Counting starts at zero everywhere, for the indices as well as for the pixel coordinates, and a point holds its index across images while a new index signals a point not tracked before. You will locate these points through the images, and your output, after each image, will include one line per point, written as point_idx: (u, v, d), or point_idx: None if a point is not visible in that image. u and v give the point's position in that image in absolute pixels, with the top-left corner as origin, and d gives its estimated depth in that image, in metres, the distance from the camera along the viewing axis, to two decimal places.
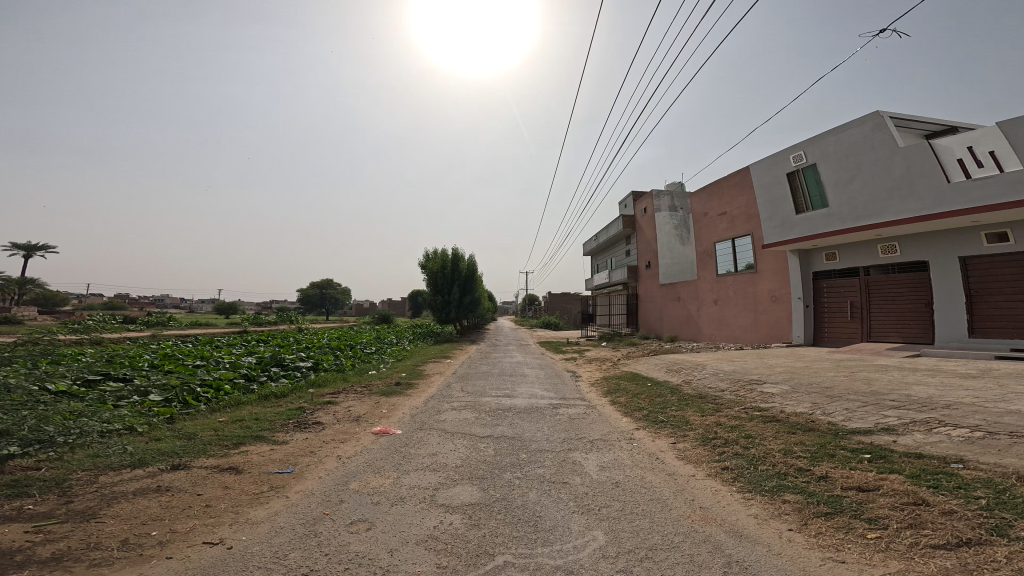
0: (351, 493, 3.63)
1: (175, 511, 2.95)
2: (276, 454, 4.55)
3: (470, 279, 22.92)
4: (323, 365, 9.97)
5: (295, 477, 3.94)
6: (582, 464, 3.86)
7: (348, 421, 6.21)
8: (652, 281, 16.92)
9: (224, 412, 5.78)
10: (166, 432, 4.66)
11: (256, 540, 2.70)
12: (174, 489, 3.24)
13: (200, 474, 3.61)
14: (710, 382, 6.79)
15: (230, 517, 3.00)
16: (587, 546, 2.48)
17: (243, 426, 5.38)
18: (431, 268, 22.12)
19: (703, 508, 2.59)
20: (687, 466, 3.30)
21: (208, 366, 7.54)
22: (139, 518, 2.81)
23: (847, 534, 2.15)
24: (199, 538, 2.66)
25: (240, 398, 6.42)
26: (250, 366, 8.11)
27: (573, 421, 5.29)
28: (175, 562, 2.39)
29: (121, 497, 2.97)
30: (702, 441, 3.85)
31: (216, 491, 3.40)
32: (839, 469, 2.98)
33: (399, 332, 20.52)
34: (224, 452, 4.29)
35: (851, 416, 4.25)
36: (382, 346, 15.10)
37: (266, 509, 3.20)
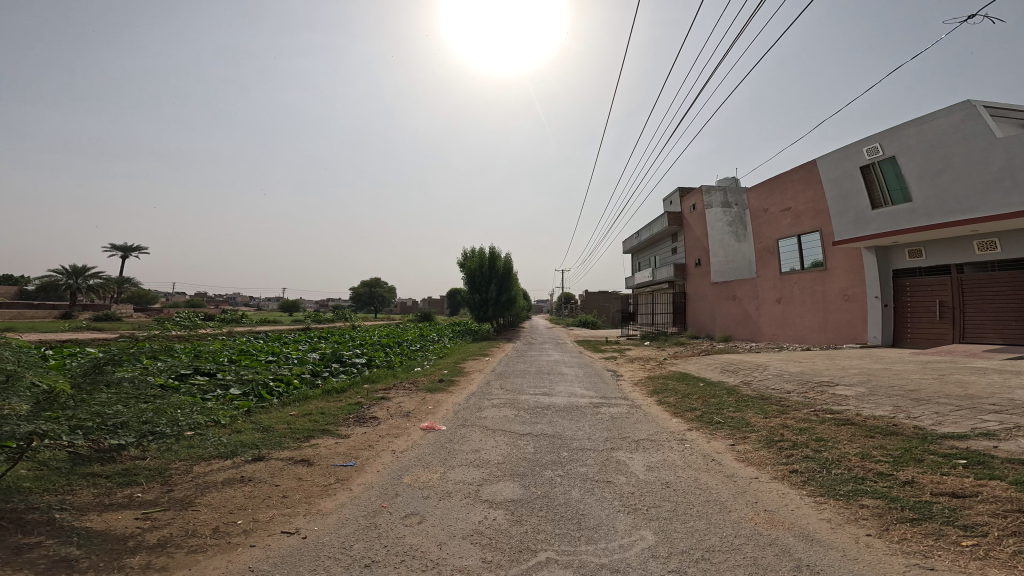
0: (404, 487, 3.81)
1: (256, 501, 3.27)
2: (340, 447, 4.86)
3: (507, 277, 23.10)
4: (376, 361, 10.47)
5: (357, 470, 4.19)
6: (627, 463, 3.83)
7: (399, 416, 6.50)
8: (703, 279, 16.31)
9: (294, 406, 6.26)
10: (247, 424, 5.19)
11: (326, 531, 2.92)
12: (254, 480, 3.65)
13: (277, 466, 4.04)
14: (774, 383, 6.47)
15: (304, 507, 3.27)
16: (634, 546, 2.48)
17: (311, 420, 5.79)
18: (469, 267, 22.48)
19: (768, 511, 2.52)
20: (748, 469, 3.20)
21: (280, 361, 8.21)
22: (228, 506, 3.13)
23: (938, 541, 2.02)
24: (278, 528, 2.91)
25: (307, 392, 6.91)
26: (314, 362, 8.73)
27: (616, 420, 5.24)
28: (259, 549, 2.62)
29: (212, 488, 3.40)
30: (766, 443, 3.71)
31: (289, 482, 3.72)
32: (928, 474, 2.79)
33: (440, 330, 21.15)
34: (296, 445, 4.69)
35: (943, 420, 3.94)
36: (425, 344, 15.57)
37: (334, 500, 3.44)
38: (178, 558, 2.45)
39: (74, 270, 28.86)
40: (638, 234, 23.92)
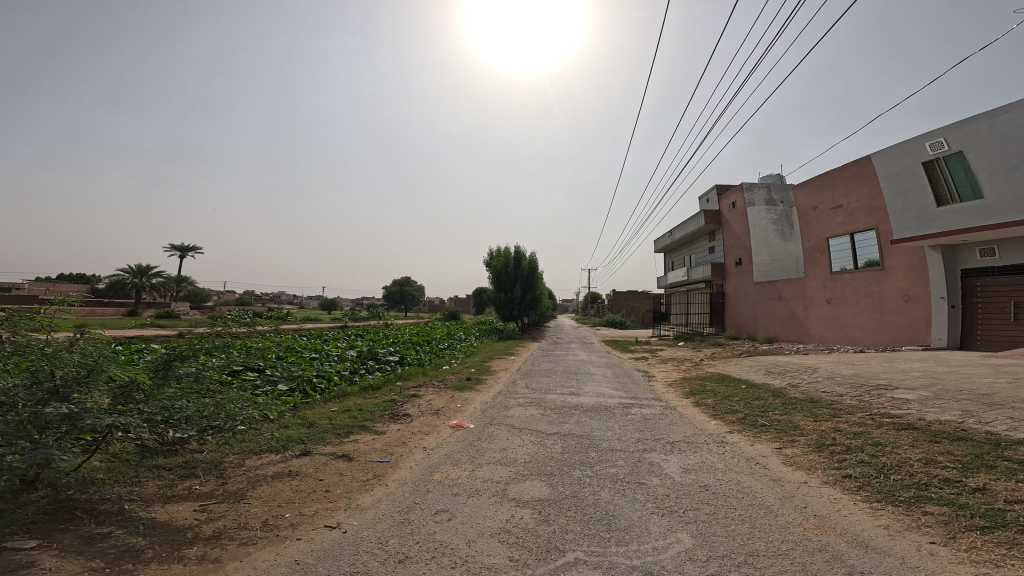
0: (436, 484, 3.91)
1: (302, 495, 3.45)
2: (377, 444, 5.04)
3: (534, 276, 23.12)
4: (408, 359, 10.77)
5: (392, 466, 4.34)
6: (661, 465, 3.79)
7: (429, 414, 6.65)
8: (743, 279, 15.77)
9: (335, 402, 6.56)
10: (293, 420, 5.54)
11: (364, 526, 3.05)
12: (300, 475, 3.87)
13: (321, 461, 4.27)
14: (824, 386, 6.20)
15: (344, 502, 3.42)
16: (670, 548, 2.47)
17: (350, 415, 6.05)
18: (495, 267, 22.69)
19: (817, 516, 2.44)
20: (797, 473, 3.10)
21: (322, 358, 8.63)
22: (276, 500, 3.33)
23: (1011, 550, 1.92)
24: (321, 522, 3.07)
25: (346, 389, 7.24)
26: (352, 359, 9.12)
27: (649, 421, 5.17)
28: (303, 543, 2.77)
29: (262, 482, 3.62)
30: (817, 447, 3.59)
31: (332, 477, 3.91)
32: (1001, 481, 2.62)
33: (467, 328, 21.51)
34: (338, 440, 4.95)
35: (1019, 426, 3.68)
36: (453, 342, 15.85)
37: (371, 496, 3.58)
38: (230, 550, 2.62)
39: (138, 270, 31.32)
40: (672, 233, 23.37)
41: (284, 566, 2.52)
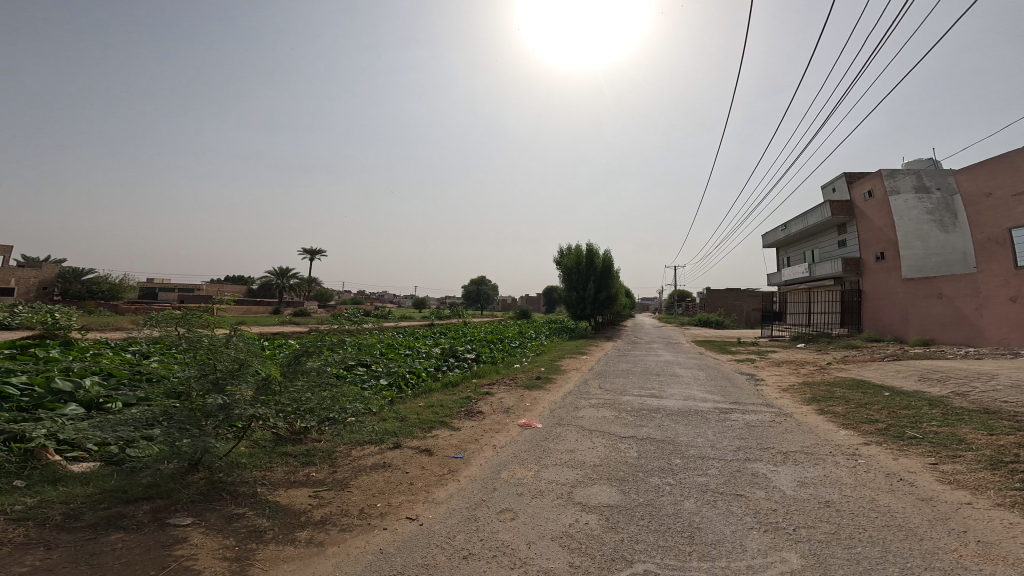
0: (502, 482, 4.07)
1: (392, 487, 3.85)
2: (453, 440, 5.38)
3: (607, 276, 22.59)
4: (482, 357, 11.26)
5: (465, 462, 4.61)
6: (767, 477, 3.53)
7: (500, 412, 6.88)
8: (886, 275, 13.91)
9: (423, 398, 7.24)
10: (391, 413, 6.26)
11: (438, 519, 3.31)
12: (392, 467, 4.31)
13: (409, 455, 4.71)
14: (1003, 397, 5.26)
15: (424, 495, 3.74)
16: (770, 569, 2.31)
17: (434, 410, 6.57)
18: (565, 267, 22.63)
19: (981, 543, 2.16)
20: (956, 494, 2.72)
21: (414, 354, 9.50)
22: (372, 489, 3.76)
23: None
24: (404, 513, 3.39)
25: (431, 386, 7.92)
26: (436, 356, 9.85)
27: (753, 428, 4.84)
28: (388, 533, 3.09)
29: (362, 473, 4.10)
30: (989, 464, 3.12)
31: (415, 470, 4.30)
32: None
33: (537, 327, 21.85)
34: (423, 435, 5.42)
35: None
36: (524, 341, 16.18)
37: (445, 490, 3.85)
38: (332, 535, 2.98)
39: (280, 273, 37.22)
40: (784, 228, 21.39)
41: (372, 553, 2.82)
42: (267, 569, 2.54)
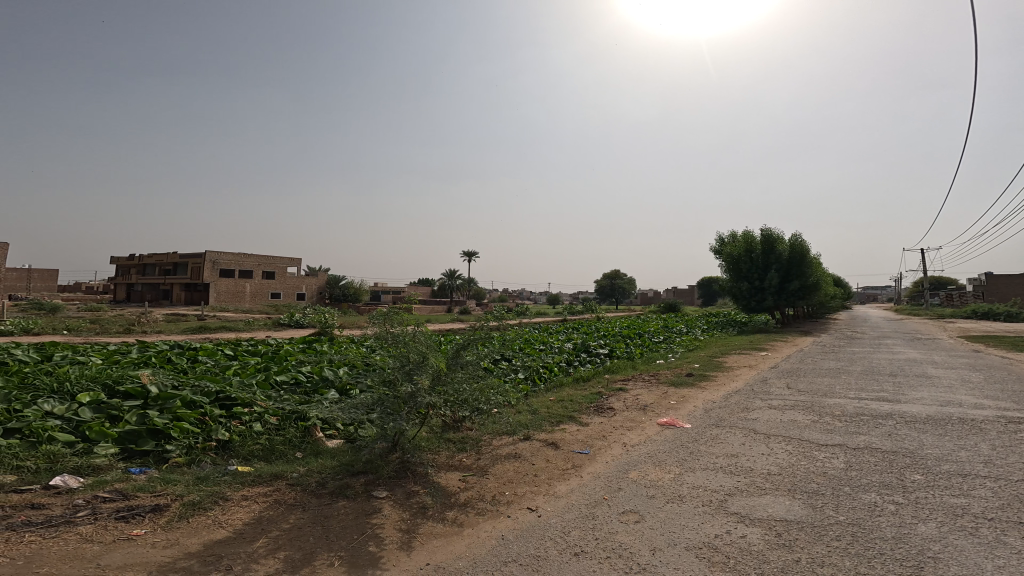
0: (628, 482, 4.15)
1: (519, 477, 4.45)
2: (580, 435, 5.71)
3: (797, 263, 18.51)
4: (617, 352, 11.10)
5: (590, 459, 4.88)
6: None
7: (636, 410, 6.79)
8: None
9: (554, 392, 7.77)
10: (524, 405, 7.00)
11: (557, 512, 3.65)
12: (521, 458, 4.98)
13: (537, 447, 5.31)
14: None
15: (546, 488, 4.17)
16: None
17: (563, 405, 7.00)
18: (730, 254, 19.46)
19: None
20: None
21: (547, 350, 10.20)
22: (503, 478, 4.45)
23: None
24: (525, 503, 3.87)
25: (561, 380, 8.41)
26: (569, 351, 10.29)
27: None
28: (511, 520, 3.58)
29: (499, 462, 4.87)
30: None
31: (541, 462, 4.84)
32: None
33: (689, 321, 19.74)
34: (551, 428, 5.97)
35: None
36: (670, 335, 15.02)
37: (567, 486, 4.21)
38: (469, 518, 3.60)
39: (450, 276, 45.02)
40: None
41: (495, 538, 3.29)
42: (423, 542, 3.18)
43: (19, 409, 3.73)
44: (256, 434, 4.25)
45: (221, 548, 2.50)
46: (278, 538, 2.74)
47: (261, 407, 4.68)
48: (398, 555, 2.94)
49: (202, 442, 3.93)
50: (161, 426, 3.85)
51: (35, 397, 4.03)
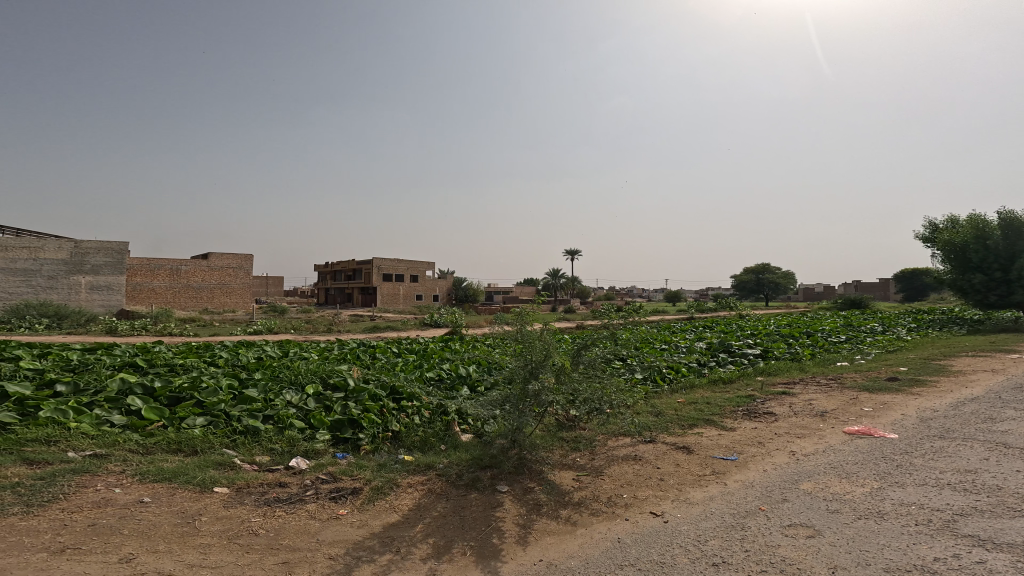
0: (798, 494, 3.93)
1: (640, 480, 4.59)
2: (723, 440, 5.53)
3: None
4: (774, 353, 10.02)
5: (736, 466, 4.72)
6: None
7: (807, 416, 6.16)
8: None
9: (682, 394, 7.54)
10: (647, 406, 6.91)
11: (686, 520, 3.70)
12: (644, 460, 5.10)
13: (662, 450, 5.35)
14: None
15: (674, 493, 4.24)
16: None
17: (696, 408, 6.78)
18: (948, 242, 15.03)
19: None
20: None
21: (671, 349, 10.00)
22: (621, 480, 4.63)
23: None
24: (647, 508, 4.00)
25: (693, 381, 8.10)
26: (702, 351, 9.83)
27: None
28: (628, 524, 3.75)
29: (614, 463, 5.06)
30: None
31: (667, 467, 4.87)
32: None
33: (882, 318, 16.11)
34: (681, 433, 5.88)
35: None
36: (846, 332, 12.62)
37: (703, 493, 4.19)
38: (583, 518, 3.88)
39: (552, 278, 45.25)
40: None
41: (609, 540, 3.51)
42: (537, 538, 3.58)
43: (273, 399, 5.42)
44: (415, 427, 5.46)
45: (393, 531, 3.29)
46: (430, 524, 3.48)
47: (419, 402, 5.94)
48: (515, 549, 3.38)
49: (380, 432, 5.20)
50: (355, 418, 5.21)
51: (281, 388, 5.78)
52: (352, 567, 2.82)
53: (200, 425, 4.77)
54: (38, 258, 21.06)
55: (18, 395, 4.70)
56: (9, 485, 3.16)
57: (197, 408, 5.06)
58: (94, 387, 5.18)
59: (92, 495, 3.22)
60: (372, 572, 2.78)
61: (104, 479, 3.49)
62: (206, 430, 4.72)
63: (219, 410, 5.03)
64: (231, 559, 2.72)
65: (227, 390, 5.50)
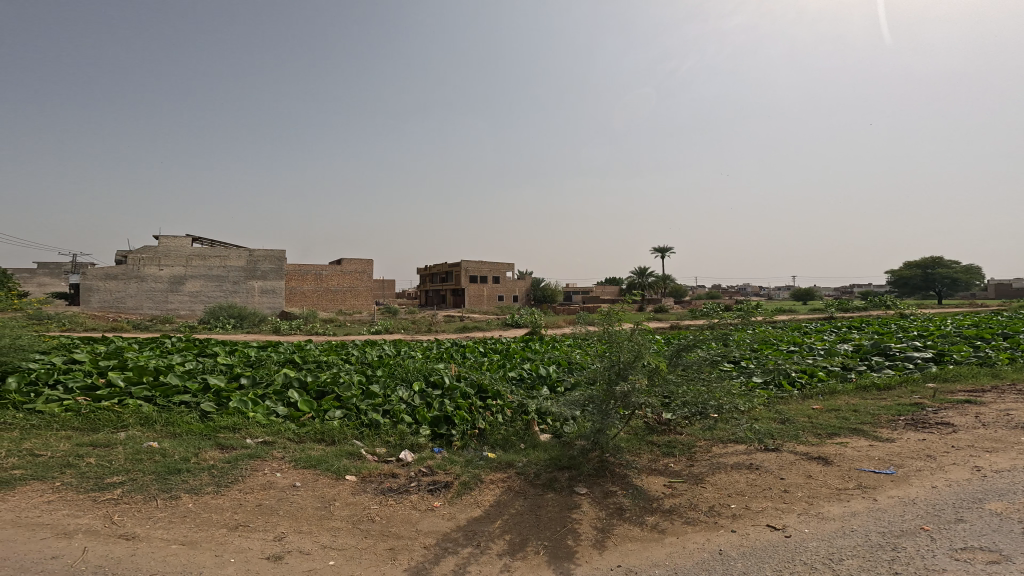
0: (980, 514, 3.47)
1: (756, 490, 4.30)
2: (874, 452, 4.95)
3: None
4: (954, 357, 8.49)
5: (893, 481, 4.20)
6: None
7: (1003, 429, 5.17)
8: None
9: (819, 400, 6.89)
10: (770, 412, 6.39)
11: (815, 537, 3.43)
12: (762, 470, 4.74)
13: (789, 460, 4.92)
14: None
15: (802, 507, 3.93)
16: None
17: (839, 416, 6.11)
18: None
19: None
20: None
21: (804, 353, 9.39)
22: (728, 490, 4.38)
23: None
24: (763, 521, 3.76)
25: (834, 387, 7.34)
26: (846, 355, 9.00)
27: None
28: (736, 536, 3.57)
29: (721, 471, 4.81)
30: None
31: (794, 478, 4.49)
32: None
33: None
34: (815, 442, 5.35)
35: None
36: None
37: (843, 507, 3.83)
38: (674, 527, 3.79)
39: (641, 277, 43.29)
40: None
41: (709, 551, 3.38)
42: (617, 543, 3.59)
43: (390, 394, 6.31)
44: (499, 425, 5.90)
45: (475, 525, 3.67)
46: (508, 521, 3.79)
47: (503, 401, 6.35)
48: (590, 553, 3.46)
49: (469, 429, 5.71)
50: (449, 414, 5.80)
51: (395, 385, 6.64)
52: (440, 557, 3.23)
53: (337, 417, 5.80)
54: (226, 265, 26.84)
55: (216, 387, 6.06)
56: (211, 465, 4.27)
57: (336, 401, 6.13)
58: (265, 382, 6.44)
59: (261, 478, 4.18)
60: (454, 563, 3.17)
61: (270, 463, 4.50)
62: (343, 422, 5.75)
63: (352, 404, 6.07)
64: (352, 542, 3.31)
65: (358, 385, 6.54)
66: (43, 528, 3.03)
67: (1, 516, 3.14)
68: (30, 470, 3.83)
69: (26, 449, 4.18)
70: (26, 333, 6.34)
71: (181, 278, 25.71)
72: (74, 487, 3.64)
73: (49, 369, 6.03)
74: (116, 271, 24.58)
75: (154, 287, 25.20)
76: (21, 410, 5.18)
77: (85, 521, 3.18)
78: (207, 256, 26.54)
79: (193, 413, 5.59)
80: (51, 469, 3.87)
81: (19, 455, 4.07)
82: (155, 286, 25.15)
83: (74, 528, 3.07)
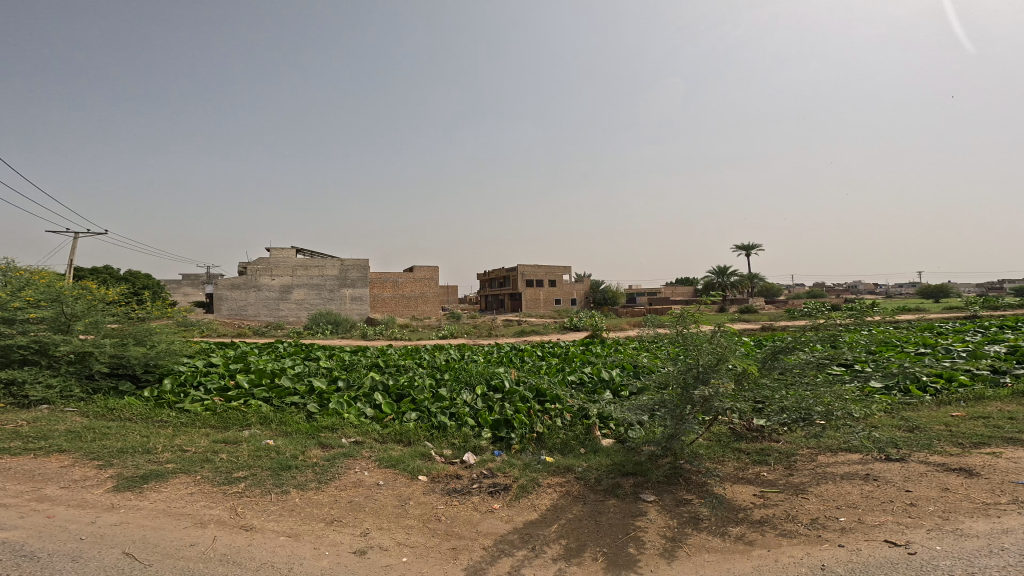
0: None
1: (871, 504, 3.80)
2: None
3: None
4: None
5: None
6: None
7: None
8: None
9: (960, 407, 5.94)
10: (896, 418, 5.61)
11: (948, 555, 3.01)
12: (880, 481, 4.18)
13: (918, 472, 4.29)
14: None
15: (934, 522, 3.43)
16: None
17: (987, 425, 5.23)
18: None
19: None
20: None
21: (938, 354, 8.20)
22: (834, 501, 3.91)
23: None
24: (879, 536, 3.34)
25: (979, 392, 6.27)
26: (996, 357, 7.68)
27: None
28: (844, 551, 3.21)
29: (827, 481, 4.31)
30: None
31: (923, 492, 3.90)
32: None
33: None
34: (956, 452, 4.62)
35: None
36: None
37: (989, 524, 3.31)
38: (763, 539, 3.49)
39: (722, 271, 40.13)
40: None
41: (808, 566, 3.09)
42: (690, 553, 3.41)
43: (456, 398, 6.64)
44: (558, 429, 5.94)
45: (532, 529, 3.75)
46: (564, 526, 3.81)
47: (561, 405, 6.34)
48: (657, 562, 3.32)
49: (528, 432, 5.81)
50: (509, 418, 5.95)
51: (460, 389, 6.96)
52: (498, 558, 3.37)
53: (413, 419, 6.23)
54: (324, 274, 30.09)
55: (318, 389, 6.88)
56: (314, 463, 4.87)
57: (412, 404, 6.62)
58: (356, 385, 7.12)
59: (352, 475, 4.67)
60: (511, 565, 3.28)
61: (361, 462, 4.98)
62: (417, 424, 6.15)
63: (425, 407, 6.48)
64: (422, 540, 3.57)
65: (430, 388, 6.99)
66: (185, 517, 3.69)
67: (157, 505, 3.88)
68: (180, 464, 4.66)
69: (177, 445, 5.09)
70: (178, 339, 7.64)
71: (289, 286, 29.38)
72: (210, 480, 4.37)
73: (193, 371, 7.21)
74: (239, 281, 28.42)
75: (268, 296, 28.91)
76: (175, 409, 6.30)
77: (215, 512, 3.81)
78: (309, 266, 29.92)
79: (301, 413, 6.38)
80: (195, 463, 4.68)
81: (173, 450, 4.96)
82: (269, 295, 28.89)
83: (207, 519, 3.70)
